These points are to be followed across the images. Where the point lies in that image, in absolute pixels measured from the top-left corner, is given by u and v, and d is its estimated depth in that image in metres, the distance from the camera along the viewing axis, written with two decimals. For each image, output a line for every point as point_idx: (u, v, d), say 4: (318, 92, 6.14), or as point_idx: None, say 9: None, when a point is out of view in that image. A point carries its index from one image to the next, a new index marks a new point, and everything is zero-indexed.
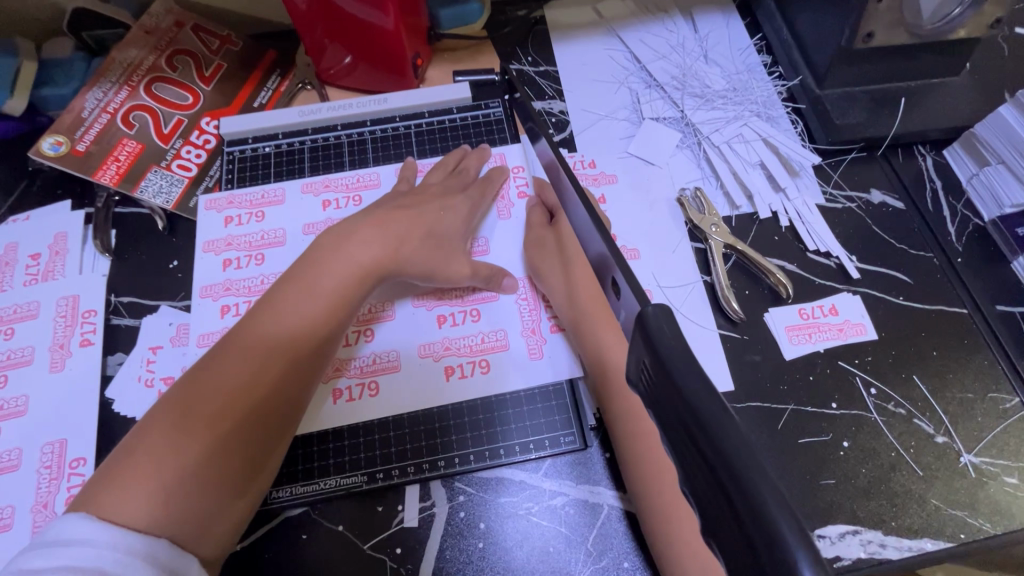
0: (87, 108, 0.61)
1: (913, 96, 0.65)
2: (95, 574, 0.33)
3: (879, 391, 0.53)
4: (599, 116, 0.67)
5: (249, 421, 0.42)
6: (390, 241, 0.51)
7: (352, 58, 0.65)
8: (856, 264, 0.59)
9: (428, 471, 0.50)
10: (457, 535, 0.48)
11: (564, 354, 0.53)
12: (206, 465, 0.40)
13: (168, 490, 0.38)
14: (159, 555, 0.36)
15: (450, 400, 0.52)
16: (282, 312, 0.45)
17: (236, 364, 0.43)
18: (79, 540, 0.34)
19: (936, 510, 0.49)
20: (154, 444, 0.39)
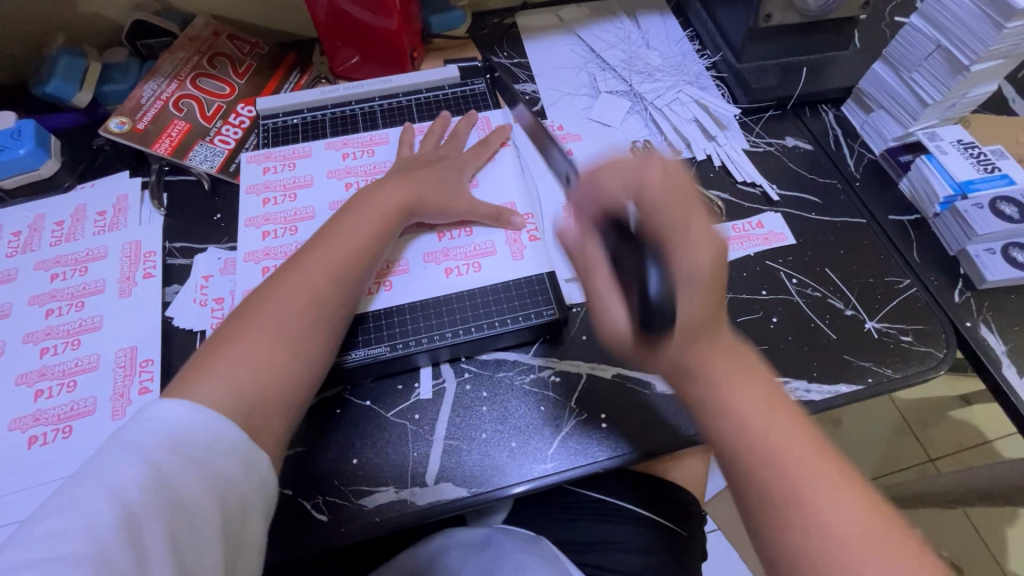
0: (145, 97, 0.75)
1: (813, 66, 0.81)
2: (191, 452, 0.42)
3: (799, 280, 0.66)
4: (564, 93, 0.82)
5: (302, 332, 0.52)
6: (405, 179, 0.64)
7: (359, 58, 0.81)
8: (777, 191, 0.73)
9: (437, 341, 0.59)
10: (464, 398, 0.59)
11: (542, 253, 0.64)
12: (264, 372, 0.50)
13: (240, 380, 0.48)
14: (241, 447, 0.45)
15: (454, 290, 0.62)
16: (324, 254, 0.57)
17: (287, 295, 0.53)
18: (175, 420, 0.44)
19: (849, 363, 0.61)
20: (234, 336, 0.51)
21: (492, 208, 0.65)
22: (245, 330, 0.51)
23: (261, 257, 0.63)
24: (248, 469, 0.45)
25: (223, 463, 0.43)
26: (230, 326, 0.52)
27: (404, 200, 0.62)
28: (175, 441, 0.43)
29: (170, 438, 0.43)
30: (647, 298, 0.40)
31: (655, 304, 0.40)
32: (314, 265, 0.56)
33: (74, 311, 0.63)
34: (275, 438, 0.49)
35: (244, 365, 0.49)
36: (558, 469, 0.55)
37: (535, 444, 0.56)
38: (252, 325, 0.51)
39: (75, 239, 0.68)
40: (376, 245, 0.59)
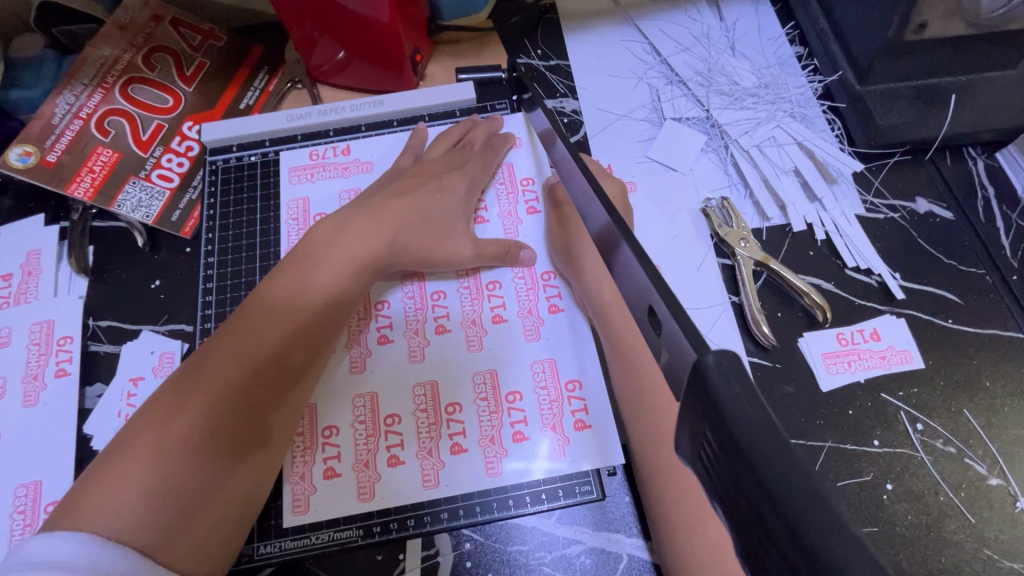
0: (58, 114, 0.56)
1: (966, 93, 0.59)
2: None
3: (925, 427, 0.48)
4: (616, 116, 0.61)
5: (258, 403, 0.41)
6: (374, 216, 0.49)
7: (345, 53, 0.59)
8: (900, 282, 0.54)
9: (428, 525, 0.45)
10: (585, 422, 0.46)
11: (564, 336, 0.49)
12: (213, 480, 0.38)
13: (175, 477, 0.37)
14: None
15: (453, 370, 0.48)
16: (296, 313, 0.44)
17: (231, 375, 0.40)
18: (53, 563, 0.31)
19: (989, 562, 0.44)
20: (166, 414, 0.38)
21: (498, 245, 0.51)
22: (182, 418, 0.38)
23: None
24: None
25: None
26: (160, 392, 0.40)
27: (374, 254, 0.48)
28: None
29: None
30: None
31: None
32: (279, 314, 0.44)
33: None
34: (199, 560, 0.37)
35: (177, 483, 0.37)
36: None
37: None
38: (189, 413, 0.38)
39: None
40: (347, 290, 0.47)
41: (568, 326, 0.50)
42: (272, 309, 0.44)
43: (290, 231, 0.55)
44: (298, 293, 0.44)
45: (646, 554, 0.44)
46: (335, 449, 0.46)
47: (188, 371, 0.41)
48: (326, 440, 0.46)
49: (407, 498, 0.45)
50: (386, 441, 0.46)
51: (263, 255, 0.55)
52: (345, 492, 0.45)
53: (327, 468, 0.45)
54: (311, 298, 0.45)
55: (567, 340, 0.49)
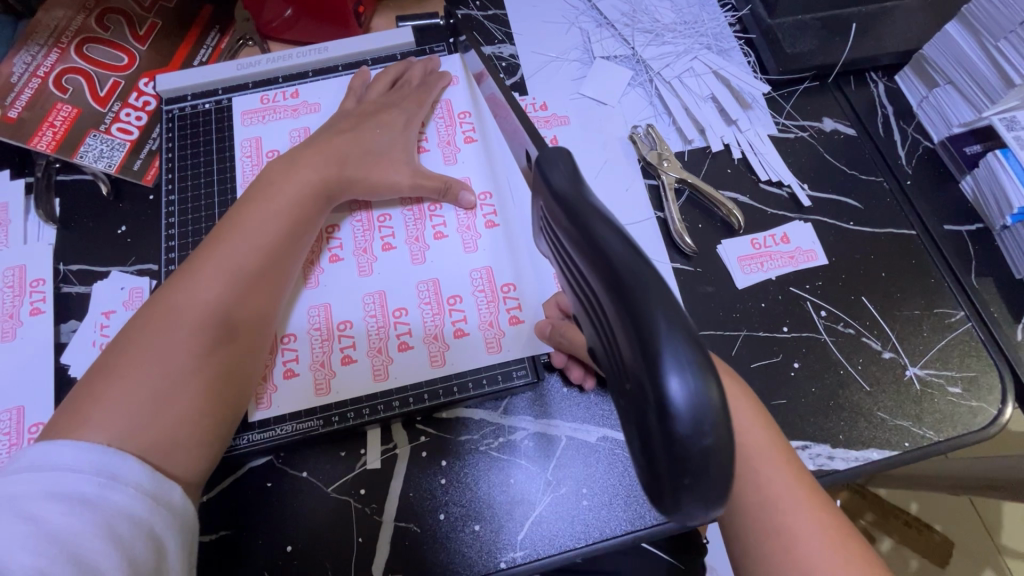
0: (16, 73, 0.59)
1: (865, 22, 0.64)
2: (75, 496, 0.34)
3: (828, 313, 0.54)
4: (550, 58, 0.66)
5: (226, 326, 0.45)
6: (323, 148, 0.53)
7: (292, 10, 0.62)
8: (808, 192, 0.59)
9: (381, 412, 0.49)
10: (519, 316, 0.52)
11: (498, 245, 0.55)
12: (188, 386, 0.42)
13: (159, 391, 0.40)
14: (142, 483, 0.37)
15: (399, 279, 0.53)
16: (255, 240, 0.47)
17: (195, 296, 0.44)
18: (59, 466, 0.35)
19: (883, 422, 0.50)
20: (143, 340, 0.42)
21: (439, 178, 0.55)
22: (153, 340, 0.42)
23: None
24: (159, 506, 0.37)
25: (124, 504, 0.35)
26: (134, 325, 0.43)
27: (323, 179, 0.52)
28: (58, 487, 0.34)
29: (50, 484, 0.34)
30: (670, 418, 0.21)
31: (682, 427, 0.21)
32: (238, 246, 0.47)
33: None
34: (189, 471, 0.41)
35: (151, 393, 0.40)
36: (531, 558, 0.46)
37: (503, 525, 0.47)
38: (158, 333, 0.42)
39: None
40: (301, 222, 0.50)
41: (502, 236, 0.55)
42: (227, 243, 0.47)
43: (245, 167, 0.59)
44: (256, 226, 0.48)
45: (582, 434, 0.50)
46: (293, 349, 0.51)
47: (156, 300, 0.44)
48: (283, 345, 0.51)
49: (359, 390, 0.50)
50: (338, 342, 0.51)
51: (221, 195, 0.58)
52: (303, 385, 0.50)
53: (286, 367, 0.50)
54: (264, 227, 0.48)
55: (501, 250, 0.55)
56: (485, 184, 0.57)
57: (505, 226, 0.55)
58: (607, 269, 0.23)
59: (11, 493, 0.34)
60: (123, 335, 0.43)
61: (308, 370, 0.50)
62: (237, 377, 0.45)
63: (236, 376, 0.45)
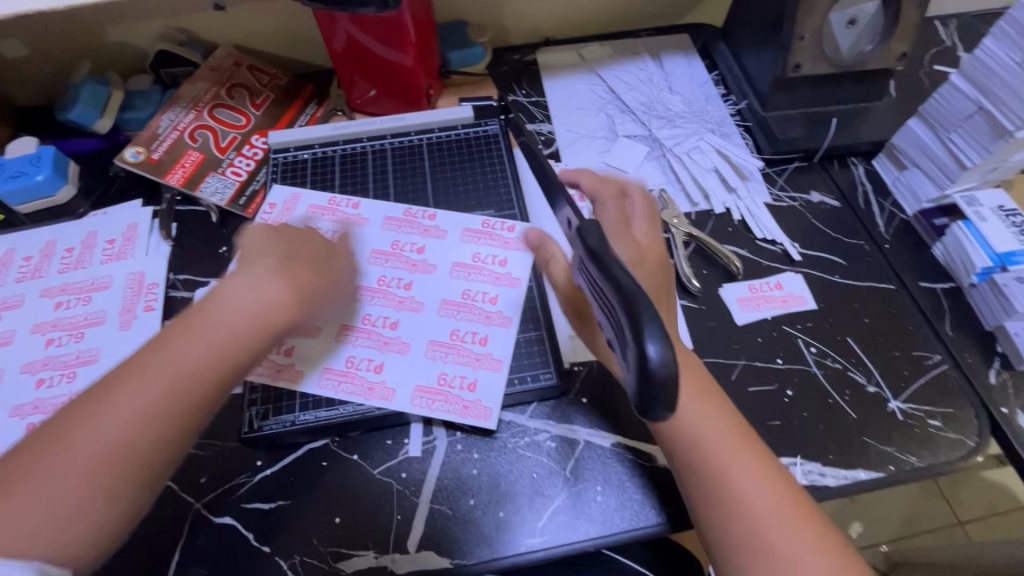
0: (162, 127, 0.75)
1: (845, 117, 0.77)
2: None
3: (818, 350, 0.62)
4: (581, 135, 0.80)
5: (167, 422, 0.41)
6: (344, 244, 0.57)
7: (376, 91, 0.80)
8: (799, 249, 0.69)
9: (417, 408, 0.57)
10: (506, 316, 0.61)
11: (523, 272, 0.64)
12: (107, 490, 0.39)
13: (75, 496, 0.38)
14: None
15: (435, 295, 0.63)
16: (249, 296, 0.47)
17: (142, 387, 0.41)
18: None
19: (868, 446, 0.56)
20: (75, 432, 0.39)
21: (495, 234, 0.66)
22: (83, 434, 0.39)
23: None
24: None
25: None
26: (67, 411, 0.40)
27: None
28: None
29: None
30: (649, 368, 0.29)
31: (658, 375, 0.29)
32: (195, 339, 0.44)
33: (73, 342, 0.63)
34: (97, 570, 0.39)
35: (68, 495, 0.38)
36: (549, 544, 0.52)
37: (525, 514, 0.53)
38: (90, 425, 0.39)
39: (82, 266, 0.68)
40: (275, 313, 0.48)
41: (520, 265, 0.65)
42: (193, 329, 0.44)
43: (325, 221, 0.69)
44: (218, 320, 0.45)
45: (598, 439, 0.57)
46: (334, 370, 0.59)
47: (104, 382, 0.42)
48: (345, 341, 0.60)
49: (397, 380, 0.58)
50: (370, 370, 0.58)
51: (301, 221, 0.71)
52: (349, 399, 0.57)
53: (325, 378, 0.58)
54: (231, 318, 0.45)
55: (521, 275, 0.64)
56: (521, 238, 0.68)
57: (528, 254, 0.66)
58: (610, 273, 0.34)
59: None
60: (55, 418, 0.40)
61: (347, 388, 0.58)
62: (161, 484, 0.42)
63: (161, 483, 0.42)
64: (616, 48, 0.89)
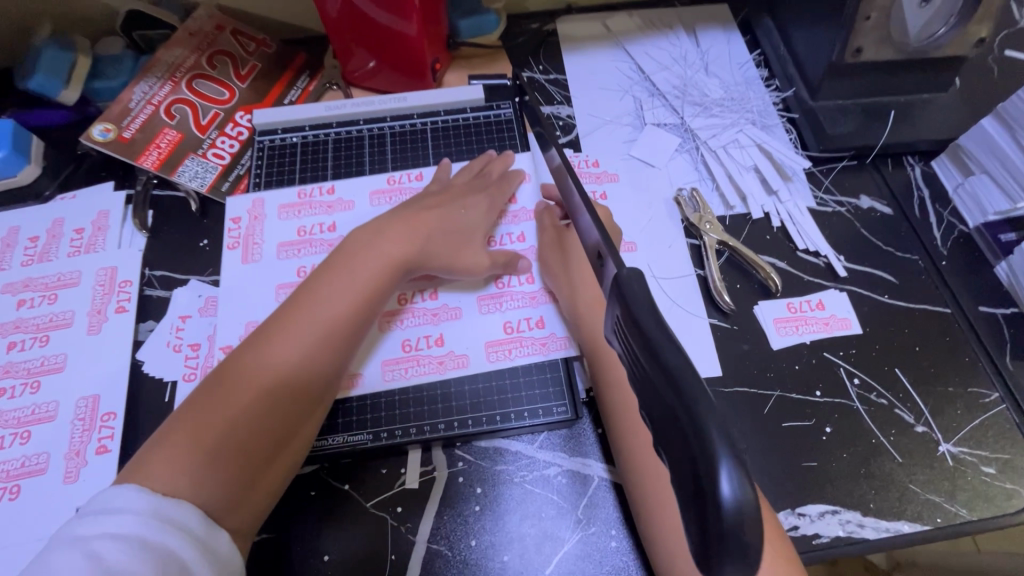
0: (134, 100, 0.67)
1: (904, 110, 0.68)
2: (135, 538, 0.37)
3: (862, 382, 0.56)
4: (604, 120, 0.71)
5: (294, 386, 0.47)
6: (409, 221, 0.56)
7: (376, 63, 0.71)
8: (844, 264, 0.62)
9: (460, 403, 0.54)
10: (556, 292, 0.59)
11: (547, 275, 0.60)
12: (253, 444, 0.45)
13: (223, 454, 0.43)
14: (193, 527, 0.40)
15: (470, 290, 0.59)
16: (334, 291, 0.51)
17: (268, 358, 0.47)
18: (121, 510, 0.38)
19: (913, 494, 0.51)
20: (216, 402, 0.44)
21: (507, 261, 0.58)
22: (224, 399, 0.45)
23: None
24: (206, 552, 0.39)
25: (175, 547, 0.38)
26: (212, 384, 0.46)
27: (404, 252, 0.54)
28: (120, 530, 0.37)
29: (113, 528, 0.37)
30: (718, 510, 0.23)
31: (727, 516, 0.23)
32: (316, 316, 0.49)
33: (38, 347, 0.57)
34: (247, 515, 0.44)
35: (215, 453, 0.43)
36: None
37: (532, 559, 0.49)
38: (235, 393, 0.45)
39: (48, 259, 0.62)
40: (380, 291, 0.52)
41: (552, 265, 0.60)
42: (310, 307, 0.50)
43: (320, 216, 0.63)
44: (333, 299, 0.50)
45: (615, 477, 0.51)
46: (393, 359, 0.56)
47: (238, 356, 0.47)
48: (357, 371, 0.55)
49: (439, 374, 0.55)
50: (432, 346, 0.56)
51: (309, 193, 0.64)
52: (390, 384, 0.55)
53: (387, 370, 0.55)
54: (341, 299, 0.50)
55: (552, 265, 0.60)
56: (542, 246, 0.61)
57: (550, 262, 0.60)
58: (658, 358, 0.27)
59: (82, 535, 0.37)
60: (204, 390, 0.46)
61: (415, 370, 0.55)
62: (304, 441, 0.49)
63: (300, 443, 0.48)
64: (646, 19, 0.79)
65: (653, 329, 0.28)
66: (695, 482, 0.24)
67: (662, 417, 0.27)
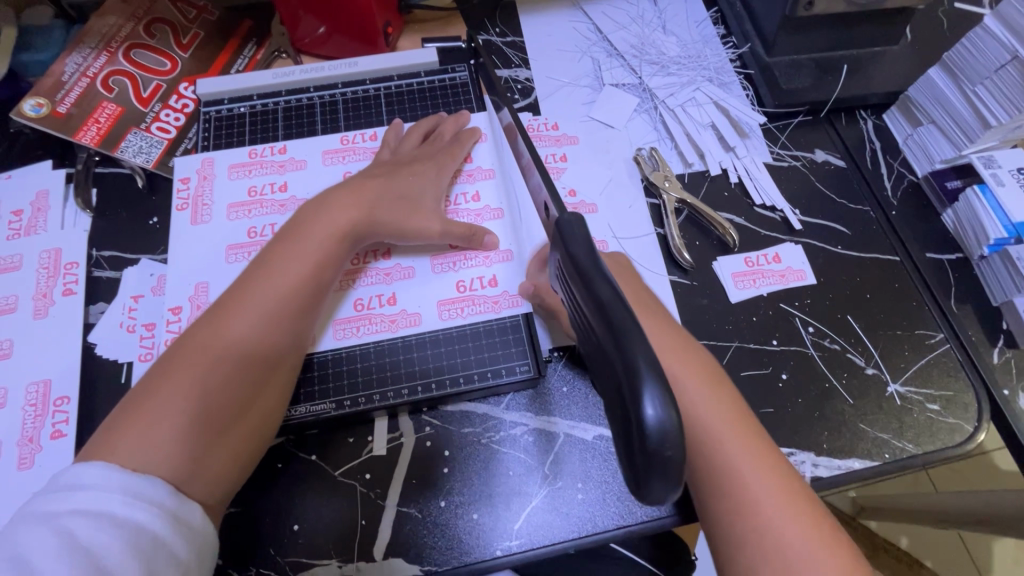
0: (67, 72, 0.63)
1: (857, 64, 0.69)
2: (104, 515, 0.36)
3: (816, 329, 0.57)
4: (563, 83, 0.70)
5: (260, 352, 0.46)
6: (354, 193, 0.54)
7: (326, 29, 0.68)
8: (799, 217, 0.63)
9: (421, 364, 0.54)
10: (508, 249, 0.58)
11: (503, 232, 0.59)
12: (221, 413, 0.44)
13: (189, 424, 0.42)
14: (165, 502, 0.39)
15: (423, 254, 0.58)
16: (293, 255, 0.50)
17: (232, 326, 0.46)
18: (88, 487, 0.37)
19: (864, 433, 0.53)
20: (179, 373, 0.43)
21: (466, 226, 0.56)
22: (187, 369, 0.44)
23: None
24: (179, 526, 0.39)
25: (145, 523, 0.37)
26: (174, 357, 0.44)
27: (353, 220, 0.52)
28: (87, 506, 0.36)
29: (81, 504, 0.36)
30: (642, 432, 0.29)
31: (651, 437, 0.28)
32: (275, 282, 0.48)
33: None
34: (223, 487, 0.44)
35: (181, 425, 0.42)
36: (525, 547, 0.48)
37: (501, 516, 0.50)
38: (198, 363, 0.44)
39: None
40: (338, 253, 0.52)
41: (508, 224, 0.60)
42: (269, 274, 0.49)
43: (270, 176, 0.60)
44: (292, 263, 0.49)
45: (581, 433, 0.52)
46: (346, 319, 0.55)
47: (199, 328, 0.46)
48: None
49: (393, 332, 0.55)
50: (385, 305, 0.56)
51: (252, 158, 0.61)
52: (344, 342, 0.54)
53: (339, 329, 0.54)
54: (300, 263, 0.50)
55: (508, 224, 0.60)
56: (499, 203, 0.61)
57: (510, 216, 0.60)
58: (594, 297, 0.33)
59: (49, 512, 0.36)
60: (165, 364, 0.44)
61: (367, 330, 0.54)
62: (275, 408, 0.48)
63: (270, 411, 0.47)
64: None
65: (588, 271, 0.34)
66: (626, 411, 0.30)
67: (601, 349, 0.33)
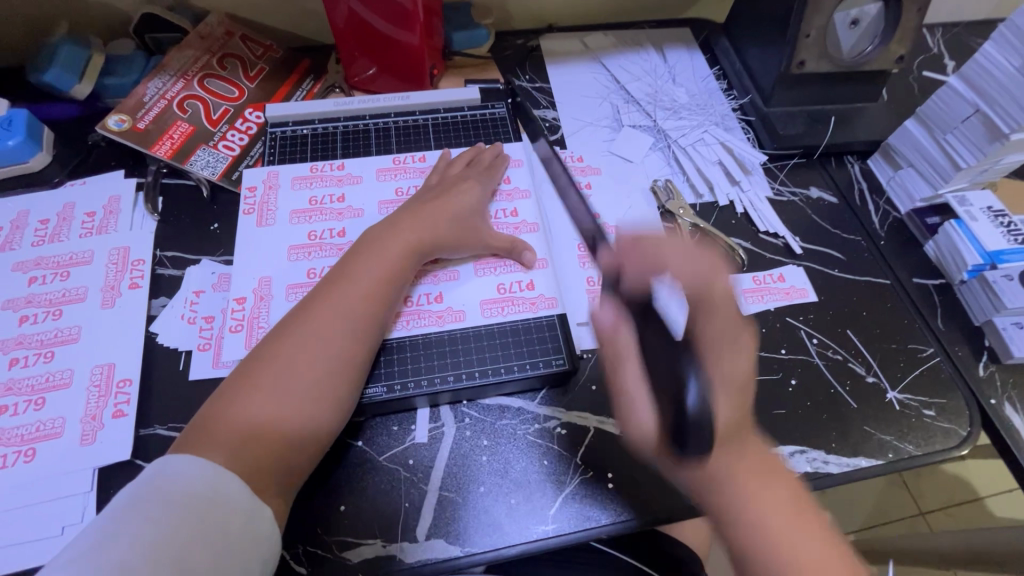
0: (148, 94, 0.71)
1: (843, 116, 0.79)
2: (189, 510, 0.40)
3: (820, 341, 0.63)
4: (586, 123, 0.79)
5: (333, 358, 0.51)
6: (415, 216, 0.61)
7: (375, 70, 0.77)
8: (800, 243, 0.70)
9: (466, 362, 0.58)
10: (543, 259, 0.64)
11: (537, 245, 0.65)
12: (297, 413, 0.48)
13: (269, 423, 0.47)
14: (240, 506, 0.42)
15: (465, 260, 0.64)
16: (361, 270, 0.55)
17: (309, 335, 0.51)
18: (178, 483, 0.42)
19: (869, 435, 0.58)
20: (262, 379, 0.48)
21: (508, 241, 0.63)
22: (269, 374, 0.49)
23: (245, 329, 0.57)
24: (248, 532, 0.42)
25: (223, 523, 0.41)
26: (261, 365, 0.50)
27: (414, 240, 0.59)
28: (177, 498, 0.41)
29: (171, 499, 0.41)
30: None
31: None
32: (348, 296, 0.54)
33: (51, 319, 0.59)
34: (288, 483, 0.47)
35: (263, 424, 0.46)
36: (561, 531, 0.51)
37: (537, 503, 0.53)
38: (280, 370, 0.49)
39: (59, 240, 0.64)
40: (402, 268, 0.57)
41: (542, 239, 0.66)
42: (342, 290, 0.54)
43: (328, 189, 0.66)
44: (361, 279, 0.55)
45: (609, 427, 0.56)
46: (396, 313, 0.60)
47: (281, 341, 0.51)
48: None
49: (439, 327, 0.59)
50: (432, 303, 0.61)
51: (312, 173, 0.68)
52: (393, 333, 0.59)
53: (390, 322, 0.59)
54: (368, 278, 0.55)
55: (542, 238, 0.66)
56: (533, 219, 0.68)
57: (544, 230, 0.67)
58: None
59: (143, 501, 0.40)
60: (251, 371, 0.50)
61: (416, 323, 0.59)
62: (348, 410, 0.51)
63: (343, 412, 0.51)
64: (620, 38, 0.88)
65: None
66: None
67: None
